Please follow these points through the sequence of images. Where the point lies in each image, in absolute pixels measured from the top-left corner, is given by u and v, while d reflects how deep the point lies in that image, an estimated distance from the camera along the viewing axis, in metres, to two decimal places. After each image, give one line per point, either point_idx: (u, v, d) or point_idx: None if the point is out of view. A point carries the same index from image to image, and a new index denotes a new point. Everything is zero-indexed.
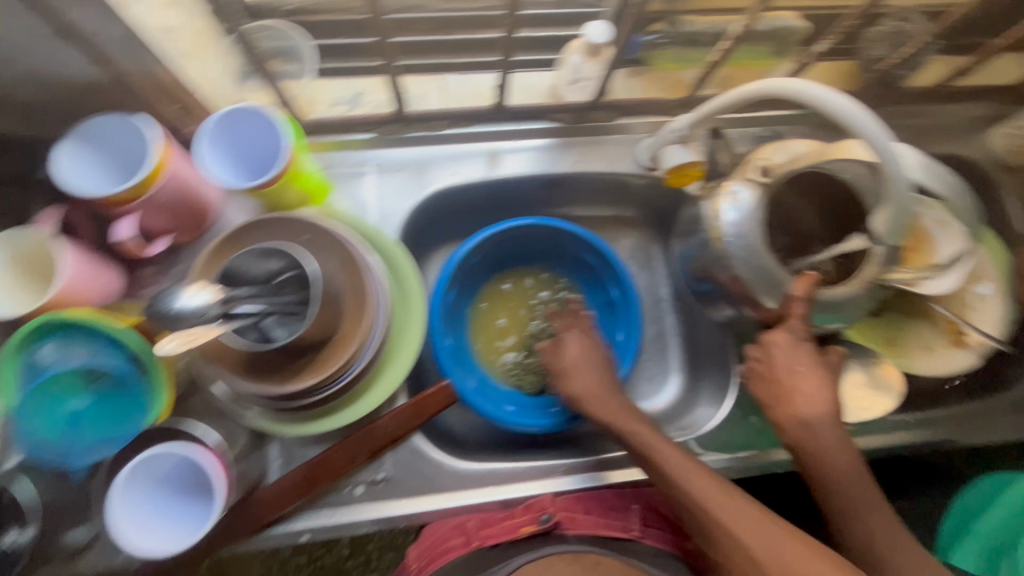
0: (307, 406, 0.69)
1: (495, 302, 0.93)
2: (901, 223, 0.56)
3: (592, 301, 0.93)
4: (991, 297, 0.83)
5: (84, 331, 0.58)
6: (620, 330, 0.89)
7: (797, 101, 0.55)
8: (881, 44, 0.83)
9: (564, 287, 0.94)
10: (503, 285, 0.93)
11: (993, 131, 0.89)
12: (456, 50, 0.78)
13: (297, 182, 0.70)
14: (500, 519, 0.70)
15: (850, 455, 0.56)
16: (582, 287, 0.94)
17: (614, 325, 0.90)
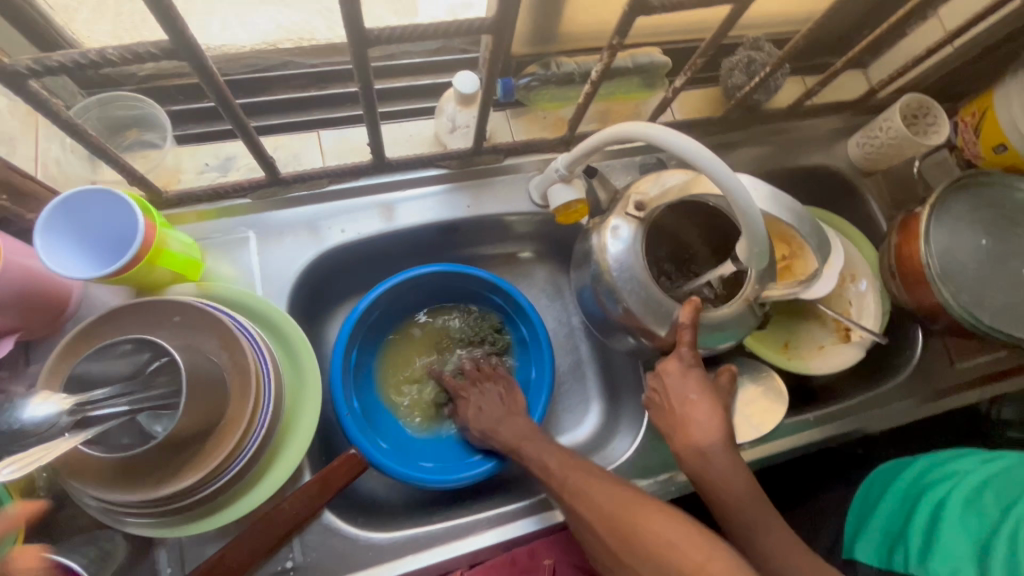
0: (194, 505, 0.62)
1: (406, 351, 0.90)
2: (757, 250, 0.58)
3: (505, 339, 0.93)
4: (867, 293, 0.91)
5: None
6: (534, 367, 0.88)
7: (649, 142, 0.58)
8: (738, 72, 0.87)
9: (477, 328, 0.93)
10: (413, 332, 0.91)
11: (849, 140, 0.97)
12: (331, 104, 0.82)
13: (161, 262, 0.65)
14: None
15: (744, 479, 0.58)
16: (495, 327, 0.93)
17: (528, 363, 0.90)
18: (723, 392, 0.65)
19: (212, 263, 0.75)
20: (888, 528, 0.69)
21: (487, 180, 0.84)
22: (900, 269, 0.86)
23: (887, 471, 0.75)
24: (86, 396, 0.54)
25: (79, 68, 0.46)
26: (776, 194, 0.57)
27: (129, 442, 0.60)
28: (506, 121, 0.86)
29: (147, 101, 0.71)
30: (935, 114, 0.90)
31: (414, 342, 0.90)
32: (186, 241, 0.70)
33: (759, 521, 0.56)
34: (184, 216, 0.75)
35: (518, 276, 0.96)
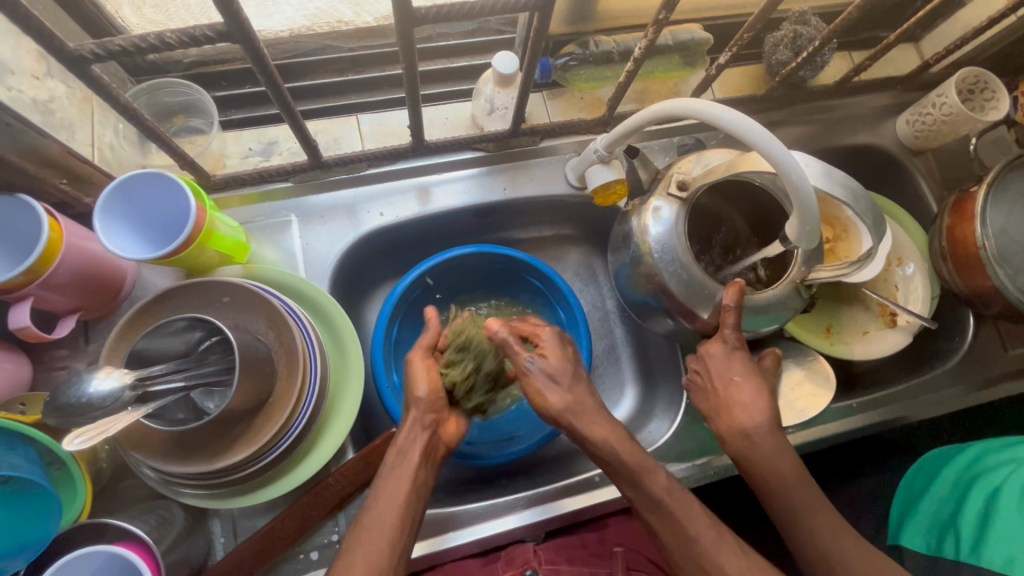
0: (247, 477, 0.65)
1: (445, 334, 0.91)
2: (808, 230, 0.57)
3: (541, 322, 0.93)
4: (914, 276, 0.87)
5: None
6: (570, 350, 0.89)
7: (701, 119, 0.57)
8: (784, 48, 0.84)
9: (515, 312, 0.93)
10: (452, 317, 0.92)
11: (898, 117, 0.93)
12: (369, 88, 0.83)
13: (212, 245, 0.66)
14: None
15: (790, 461, 0.57)
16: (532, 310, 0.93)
17: None
18: (768, 375, 0.64)
19: (257, 247, 0.77)
20: (938, 516, 0.68)
21: (524, 162, 0.84)
22: (952, 250, 0.83)
23: (936, 458, 0.73)
24: (144, 372, 0.56)
25: (139, 51, 0.47)
26: (830, 170, 0.56)
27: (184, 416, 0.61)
28: (542, 102, 0.85)
29: (194, 87, 0.74)
30: (995, 87, 0.85)
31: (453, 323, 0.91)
32: (233, 225, 0.72)
33: (805, 503, 0.54)
34: (228, 201, 0.77)
35: (553, 259, 0.96)
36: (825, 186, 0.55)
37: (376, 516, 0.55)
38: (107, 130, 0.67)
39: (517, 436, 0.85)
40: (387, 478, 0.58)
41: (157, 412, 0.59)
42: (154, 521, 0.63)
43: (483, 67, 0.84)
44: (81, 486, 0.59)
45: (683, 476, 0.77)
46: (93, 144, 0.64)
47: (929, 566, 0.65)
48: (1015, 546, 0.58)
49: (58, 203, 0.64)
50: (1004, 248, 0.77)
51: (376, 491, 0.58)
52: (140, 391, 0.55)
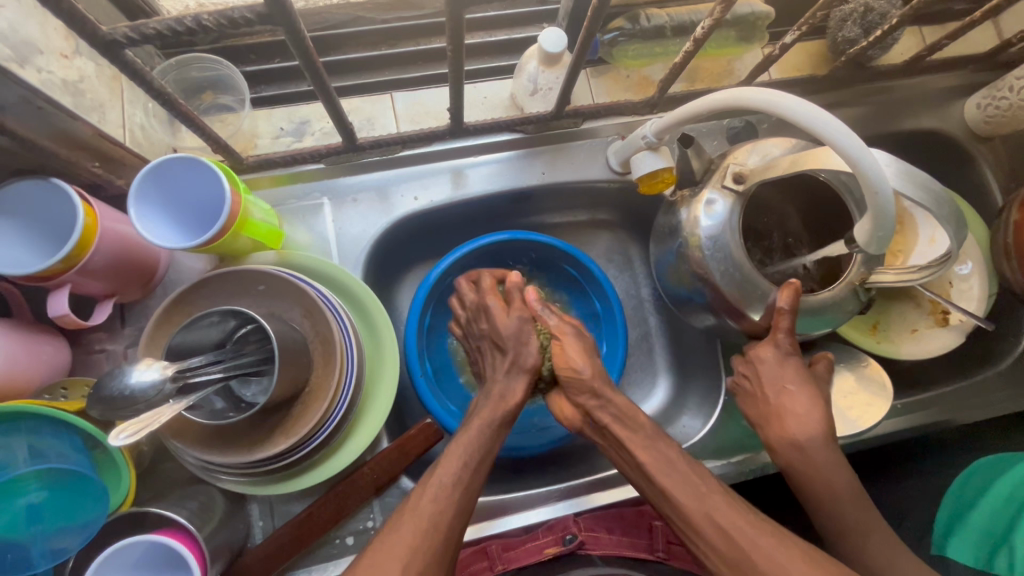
0: (285, 466, 0.64)
1: None
2: (882, 234, 0.53)
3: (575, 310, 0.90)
4: (970, 276, 0.82)
5: (46, 425, 0.54)
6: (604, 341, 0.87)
7: (774, 112, 0.52)
8: (851, 25, 0.78)
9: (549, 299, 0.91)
10: None
11: (968, 100, 0.86)
12: (404, 64, 0.79)
13: (246, 232, 0.64)
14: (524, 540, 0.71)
15: (845, 476, 0.55)
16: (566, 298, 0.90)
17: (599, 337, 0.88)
18: (821, 382, 0.61)
19: (289, 230, 0.75)
20: (990, 530, 0.67)
21: (564, 145, 0.80)
22: (1019, 247, 0.78)
23: (986, 468, 0.71)
24: (184, 364, 0.55)
25: (174, 35, 0.44)
26: (912, 170, 0.51)
27: (223, 407, 0.60)
28: (587, 81, 0.80)
29: (223, 62, 0.71)
30: None
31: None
32: (266, 209, 0.70)
33: (857, 520, 0.53)
34: (259, 182, 0.74)
35: (588, 245, 0.93)
36: (906, 188, 0.50)
37: (463, 454, 0.56)
38: (137, 109, 0.65)
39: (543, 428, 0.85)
40: (486, 426, 0.59)
41: (197, 404, 0.59)
42: (196, 506, 0.64)
43: (525, 41, 0.79)
44: (125, 472, 0.58)
45: (721, 474, 0.75)
46: (124, 126, 0.62)
47: None
48: None
49: (90, 186, 0.63)
50: None
51: (473, 435, 0.58)
52: (180, 383, 0.54)
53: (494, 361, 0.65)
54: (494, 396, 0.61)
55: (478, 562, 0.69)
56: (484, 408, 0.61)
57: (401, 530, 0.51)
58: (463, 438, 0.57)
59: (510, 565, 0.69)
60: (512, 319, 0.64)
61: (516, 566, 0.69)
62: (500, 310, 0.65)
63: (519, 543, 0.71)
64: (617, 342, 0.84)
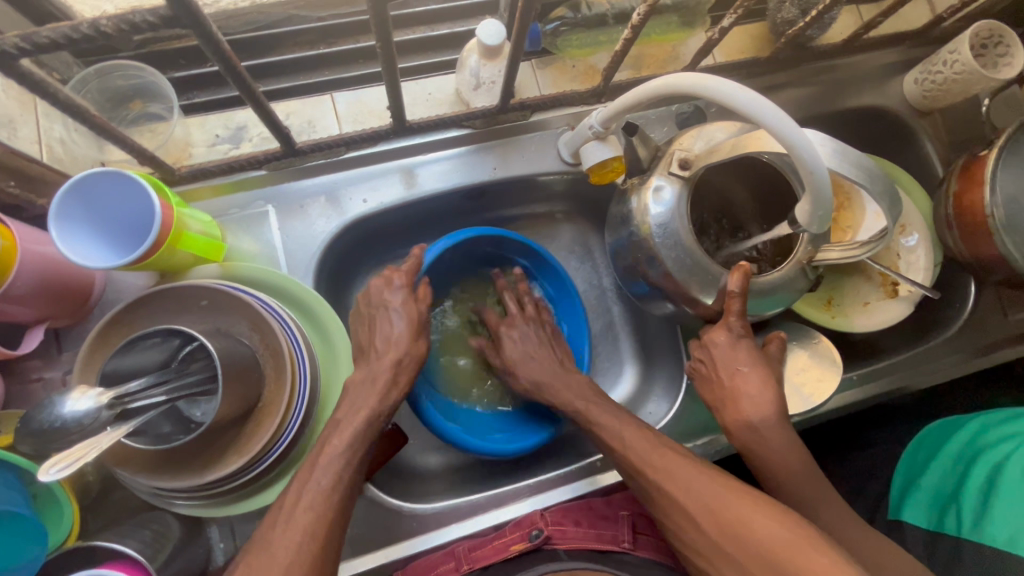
0: (241, 486, 0.62)
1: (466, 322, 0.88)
2: (821, 213, 0.54)
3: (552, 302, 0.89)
4: (918, 246, 0.85)
5: None
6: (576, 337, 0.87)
7: (711, 100, 0.52)
8: (789, 6, 0.79)
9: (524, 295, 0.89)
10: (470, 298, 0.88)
11: (906, 75, 0.88)
12: (344, 63, 0.76)
13: (183, 246, 0.61)
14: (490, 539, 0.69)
15: (797, 454, 0.57)
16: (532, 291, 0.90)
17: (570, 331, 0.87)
18: (773, 362, 0.63)
19: (233, 240, 0.72)
20: (940, 491, 0.69)
21: (514, 138, 0.79)
22: (958, 217, 0.81)
23: (935, 434, 0.74)
24: (122, 389, 0.52)
25: (72, 44, 0.42)
26: (846, 149, 0.52)
27: (171, 430, 0.57)
28: (532, 72, 0.79)
29: (148, 70, 0.68)
30: (1011, 42, 0.80)
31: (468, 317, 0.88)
32: (205, 220, 0.67)
33: (813, 495, 0.55)
34: (200, 192, 0.71)
35: (546, 237, 0.92)
36: (840, 167, 0.51)
37: (344, 450, 0.57)
38: (54, 122, 0.61)
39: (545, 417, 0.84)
40: (373, 417, 0.60)
41: (141, 429, 0.56)
42: (150, 533, 0.61)
43: (466, 35, 0.78)
44: (68, 507, 0.57)
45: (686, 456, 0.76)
46: (38, 140, 0.59)
47: (927, 542, 0.67)
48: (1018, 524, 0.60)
49: (8, 207, 0.59)
50: (1012, 216, 0.74)
51: (354, 429, 0.58)
52: (119, 409, 0.52)
53: (384, 335, 0.66)
54: (380, 384, 0.62)
55: (445, 563, 0.67)
56: (367, 394, 0.61)
57: (273, 538, 0.50)
58: (344, 432, 0.58)
59: (476, 565, 0.66)
60: (411, 308, 0.68)
61: (483, 565, 0.66)
62: (406, 297, 0.69)
63: (486, 542, 0.68)
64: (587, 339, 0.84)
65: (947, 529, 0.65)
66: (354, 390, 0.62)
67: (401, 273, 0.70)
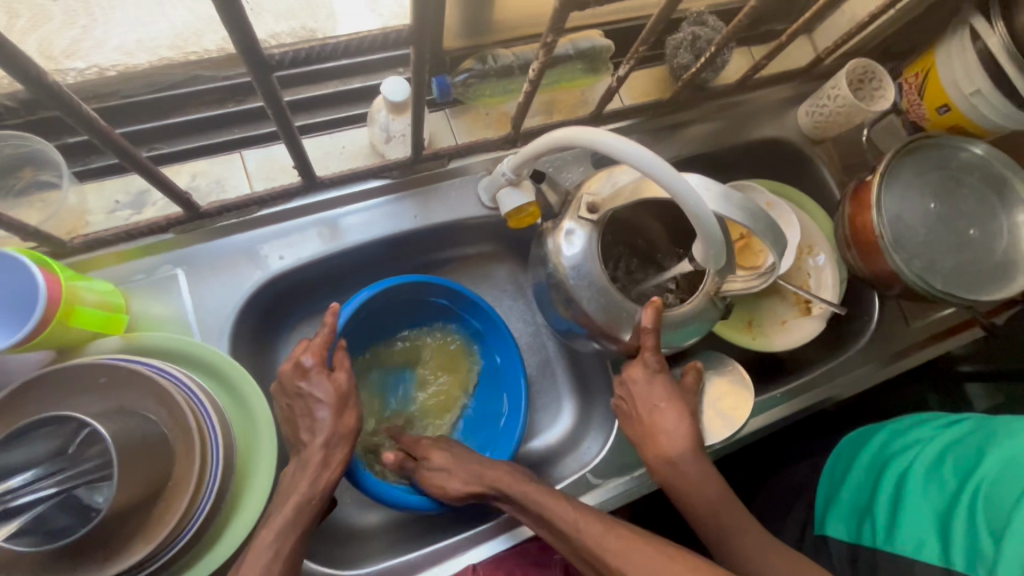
0: (150, 575, 0.58)
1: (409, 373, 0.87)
2: (715, 251, 0.57)
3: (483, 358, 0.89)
4: (825, 265, 0.92)
5: None
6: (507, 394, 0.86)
7: (601, 150, 0.55)
8: (684, 52, 0.85)
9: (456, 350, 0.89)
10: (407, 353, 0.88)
11: (797, 109, 0.96)
12: (253, 120, 0.76)
13: (78, 321, 0.58)
14: None
15: (713, 484, 0.59)
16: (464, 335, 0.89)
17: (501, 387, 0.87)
18: (690, 394, 0.65)
19: (140, 307, 0.69)
20: (856, 502, 0.71)
21: (433, 186, 0.80)
22: (854, 238, 0.87)
23: (851, 445, 0.77)
24: (5, 485, 0.49)
25: None
26: (728, 190, 0.55)
27: (70, 522, 0.54)
28: (446, 122, 0.81)
29: (30, 138, 0.63)
30: (881, 77, 0.89)
31: (411, 364, 0.88)
32: (104, 290, 0.64)
33: (731, 525, 0.57)
34: (102, 260, 0.68)
35: (476, 279, 0.93)
36: (725, 208, 0.54)
37: (272, 536, 0.57)
38: None
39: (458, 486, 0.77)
40: (306, 503, 0.60)
41: (33, 528, 0.52)
42: None
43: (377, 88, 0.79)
44: None
45: (622, 489, 0.78)
46: None
47: (849, 554, 0.68)
48: (926, 533, 0.63)
49: None
50: (899, 233, 0.83)
51: (289, 513, 0.59)
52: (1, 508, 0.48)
53: (309, 424, 0.64)
54: (312, 466, 0.62)
55: None
56: (299, 480, 0.61)
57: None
58: (273, 523, 0.58)
59: None
60: (331, 383, 0.65)
61: None
62: (320, 377, 0.65)
63: None
64: (519, 387, 0.83)
65: (864, 540, 0.67)
66: (288, 482, 0.62)
67: (313, 350, 0.65)
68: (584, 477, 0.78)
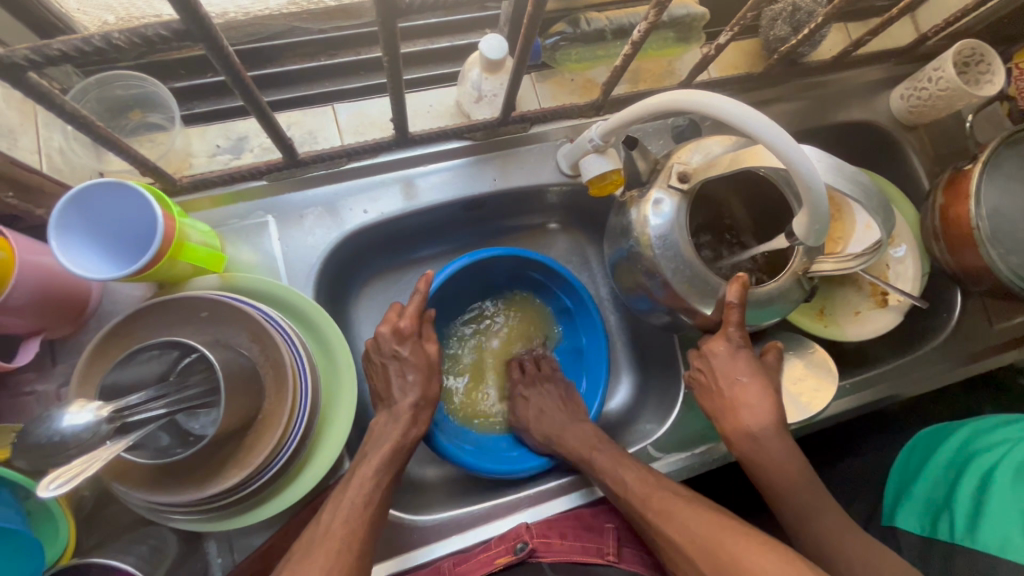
0: (241, 499, 0.62)
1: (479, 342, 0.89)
2: (818, 226, 0.56)
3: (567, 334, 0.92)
4: (906, 257, 0.86)
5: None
6: (585, 378, 0.89)
7: (709, 115, 0.54)
8: (781, 24, 0.82)
9: (529, 320, 0.91)
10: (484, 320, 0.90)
11: (891, 91, 0.91)
12: (347, 73, 0.77)
13: (185, 257, 0.61)
14: (477, 553, 0.68)
15: (794, 462, 0.59)
16: (539, 305, 0.92)
17: (579, 373, 0.90)
18: (770, 371, 0.65)
19: (232, 251, 0.72)
20: (933, 499, 0.71)
21: (513, 150, 0.79)
22: (945, 230, 0.83)
23: (928, 438, 0.76)
24: (122, 403, 0.52)
25: (83, 56, 0.42)
26: (840, 164, 0.54)
27: (169, 443, 0.56)
28: (532, 85, 0.81)
29: (149, 80, 0.68)
30: (990, 60, 0.83)
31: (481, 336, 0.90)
32: (204, 231, 0.67)
33: (808, 501, 0.58)
34: (198, 202, 0.71)
35: (544, 248, 0.93)
36: (837, 182, 0.53)
37: (373, 476, 0.60)
38: (54, 131, 0.62)
39: (517, 452, 0.85)
40: (398, 450, 0.63)
41: (139, 443, 0.55)
42: (144, 551, 0.60)
43: (467, 47, 0.79)
44: (63, 521, 0.56)
45: (682, 465, 0.77)
46: (39, 150, 0.60)
47: (922, 546, 0.68)
48: (1008, 526, 0.62)
49: (7, 217, 0.58)
50: (996, 227, 0.77)
51: (382, 452, 0.62)
52: (119, 422, 0.51)
53: (400, 384, 0.67)
54: (404, 421, 0.65)
55: None
56: (391, 430, 0.64)
57: (309, 556, 0.53)
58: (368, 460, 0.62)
59: None
60: (422, 353, 0.69)
61: None
62: (415, 344, 0.69)
63: (472, 556, 0.68)
64: (602, 367, 0.85)
65: (940, 534, 0.67)
66: (379, 430, 0.65)
67: (408, 316, 0.69)
68: (643, 450, 0.79)
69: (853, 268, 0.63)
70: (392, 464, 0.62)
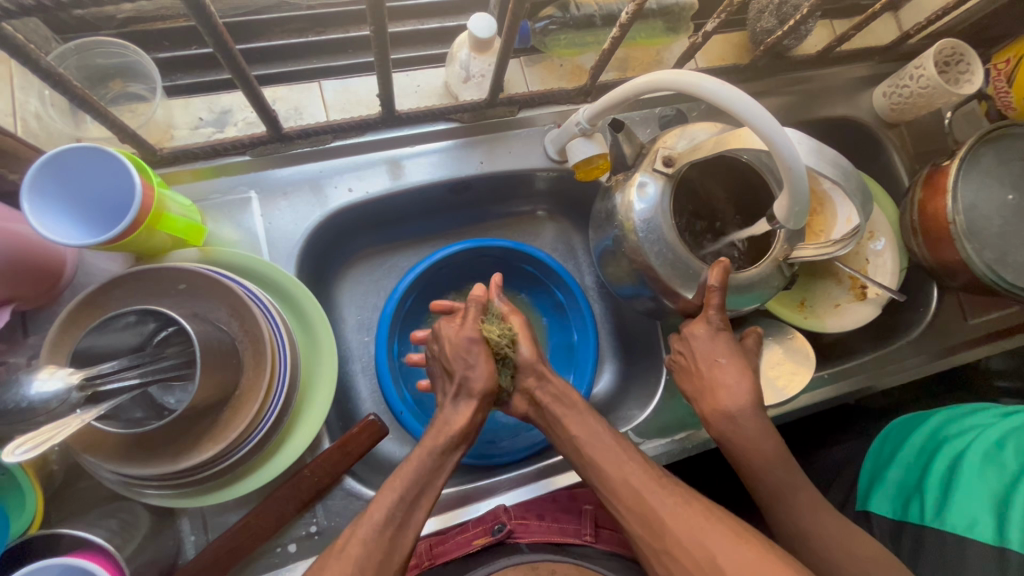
0: (217, 475, 0.61)
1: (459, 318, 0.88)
2: (799, 209, 0.56)
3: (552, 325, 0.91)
4: (885, 251, 0.88)
5: None
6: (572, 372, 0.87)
7: (696, 97, 0.54)
8: (768, 16, 0.83)
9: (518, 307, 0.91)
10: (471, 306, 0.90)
11: (874, 89, 0.93)
12: (334, 50, 0.76)
13: (164, 227, 0.60)
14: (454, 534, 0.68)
15: (771, 441, 0.60)
16: (527, 296, 0.91)
17: (567, 367, 0.88)
18: (749, 354, 0.66)
19: (213, 226, 0.71)
20: (905, 482, 0.72)
21: (501, 133, 0.79)
22: (924, 224, 0.84)
23: (902, 426, 0.77)
24: (94, 371, 0.50)
25: (60, 7, 0.41)
26: (821, 148, 0.54)
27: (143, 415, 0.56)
28: (520, 69, 0.81)
29: (131, 48, 0.67)
30: (971, 60, 0.85)
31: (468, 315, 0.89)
32: (184, 204, 0.66)
33: (785, 481, 0.59)
34: (179, 175, 0.70)
35: (530, 236, 0.93)
36: (817, 165, 0.54)
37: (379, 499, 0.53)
38: (30, 96, 0.63)
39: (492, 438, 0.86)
40: (427, 463, 0.56)
41: (112, 414, 0.54)
42: (115, 525, 0.59)
43: (457, 29, 0.79)
44: (32, 493, 0.55)
45: (662, 450, 0.77)
46: (14, 114, 0.61)
47: (893, 531, 0.70)
48: (977, 511, 0.63)
49: None
50: (972, 222, 0.78)
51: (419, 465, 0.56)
52: (90, 390, 0.50)
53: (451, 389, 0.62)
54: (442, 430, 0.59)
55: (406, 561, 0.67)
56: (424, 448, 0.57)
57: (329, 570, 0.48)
58: (402, 473, 0.55)
59: (437, 560, 0.67)
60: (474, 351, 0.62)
61: (446, 560, 0.67)
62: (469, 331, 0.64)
63: (448, 536, 0.69)
64: (589, 358, 0.84)
65: (911, 518, 0.68)
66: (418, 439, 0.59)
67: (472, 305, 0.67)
68: (625, 435, 0.79)
69: (836, 254, 0.64)
70: (408, 488, 0.54)
